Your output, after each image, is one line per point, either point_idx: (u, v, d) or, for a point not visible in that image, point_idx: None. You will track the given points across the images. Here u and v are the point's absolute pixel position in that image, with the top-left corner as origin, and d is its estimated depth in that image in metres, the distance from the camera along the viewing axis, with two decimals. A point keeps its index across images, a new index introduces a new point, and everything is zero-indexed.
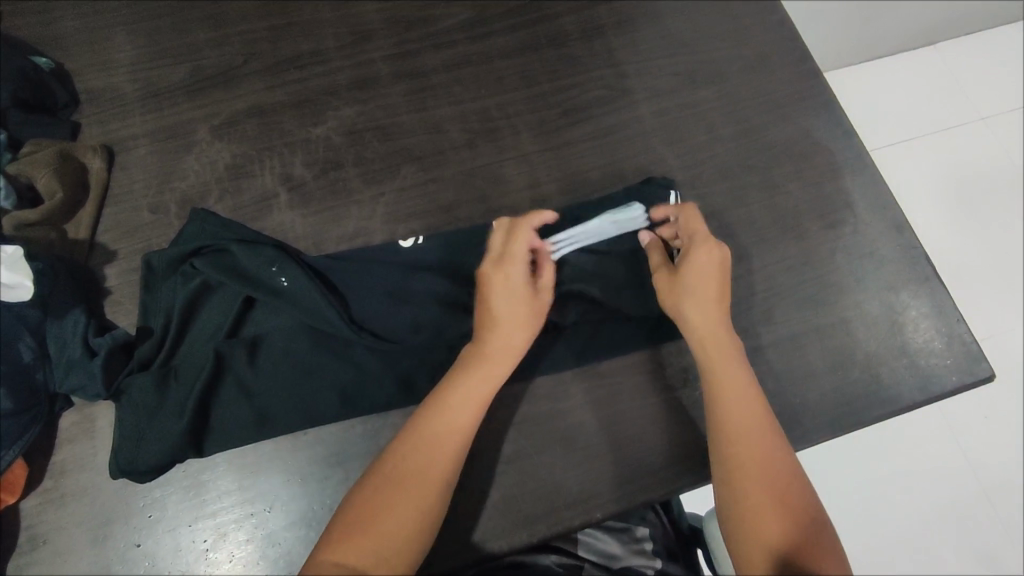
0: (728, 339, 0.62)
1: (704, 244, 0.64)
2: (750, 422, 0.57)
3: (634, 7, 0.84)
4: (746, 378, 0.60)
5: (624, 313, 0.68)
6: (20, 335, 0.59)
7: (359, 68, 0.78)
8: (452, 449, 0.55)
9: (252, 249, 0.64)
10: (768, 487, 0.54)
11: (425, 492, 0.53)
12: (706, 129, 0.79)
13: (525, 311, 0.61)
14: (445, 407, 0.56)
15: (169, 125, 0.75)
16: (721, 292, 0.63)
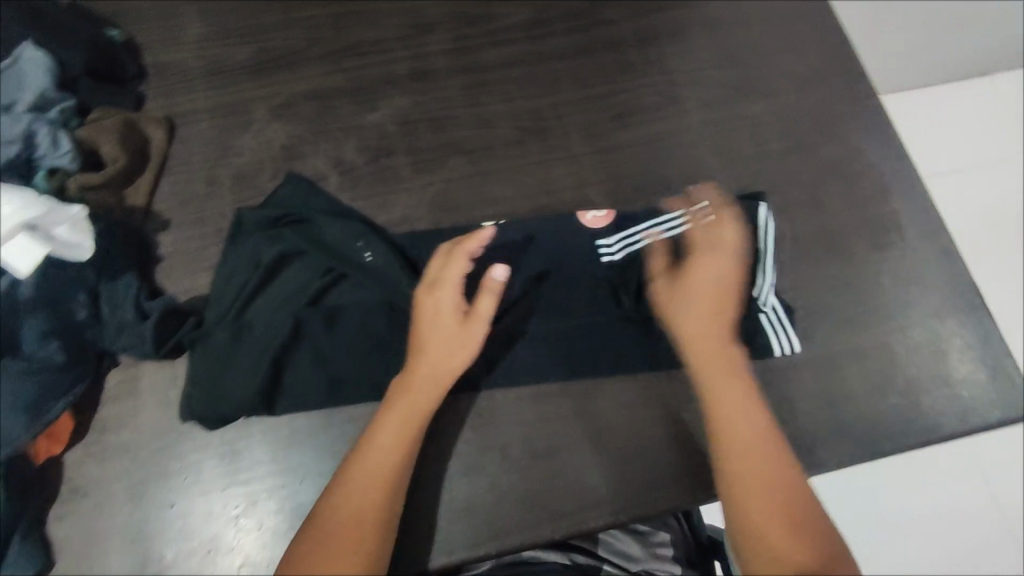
0: (721, 357, 0.64)
1: (703, 248, 0.69)
2: (754, 457, 0.59)
3: (692, 18, 0.84)
4: (743, 408, 0.61)
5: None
6: (75, 292, 0.61)
7: (417, 59, 0.80)
8: (385, 488, 0.56)
9: (341, 225, 0.68)
10: (773, 527, 0.56)
11: (370, 535, 0.54)
12: (756, 143, 0.78)
13: (453, 337, 0.61)
14: (370, 450, 0.58)
15: (229, 102, 0.77)
16: (718, 300, 0.67)
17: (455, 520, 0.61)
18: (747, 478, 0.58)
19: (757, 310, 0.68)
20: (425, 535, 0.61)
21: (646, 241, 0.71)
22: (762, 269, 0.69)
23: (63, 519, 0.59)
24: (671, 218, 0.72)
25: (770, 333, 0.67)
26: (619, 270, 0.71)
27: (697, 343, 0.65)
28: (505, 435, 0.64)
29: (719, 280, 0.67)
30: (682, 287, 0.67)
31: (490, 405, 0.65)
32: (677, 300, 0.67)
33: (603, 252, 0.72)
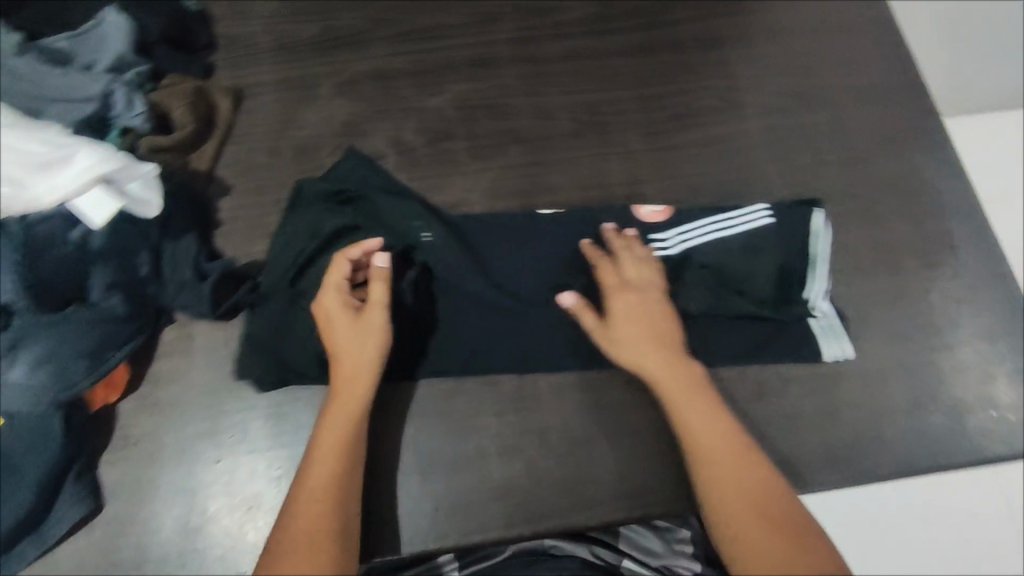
0: (681, 367, 0.61)
1: (614, 281, 0.65)
2: (728, 474, 0.56)
3: (755, 23, 0.84)
4: (709, 425, 0.58)
5: (744, 315, 0.67)
6: (139, 249, 0.62)
7: (479, 47, 0.81)
8: (327, 499, 0.54)
9: (397, 202, 0.69)
10: (764, 546, 0.52)
11: (324, 550, 0.52)
12: (812, 152, 0.78)
13: (356, 334, 0.60)
14: (310, 468, 0.56)
15: (296, 77, 0.78)
16: (660, 322, 0.63)
17: (491, 499, 0.62)
18: (726, 498, 0.55)
19: (808, 314, 0.68)
20: (461, 511, 0.62)
21: (702, 237, 0.69)
22: (814, 275, 0.68)
23: (116, 464, 0.61)
24: (728, 215, 0.69)
25: (820, 337, 0.67)
26: (672, 265, 0.68)
27: (655, 373, 0.61)
28: (545, 420, 0.65)
29: (654, 302, 0.64)
30: (623, 322, 0.63)
31: (533, 389, 0.66)
32: (626, 339, 0.62)
33: (655, 245, 0.69)
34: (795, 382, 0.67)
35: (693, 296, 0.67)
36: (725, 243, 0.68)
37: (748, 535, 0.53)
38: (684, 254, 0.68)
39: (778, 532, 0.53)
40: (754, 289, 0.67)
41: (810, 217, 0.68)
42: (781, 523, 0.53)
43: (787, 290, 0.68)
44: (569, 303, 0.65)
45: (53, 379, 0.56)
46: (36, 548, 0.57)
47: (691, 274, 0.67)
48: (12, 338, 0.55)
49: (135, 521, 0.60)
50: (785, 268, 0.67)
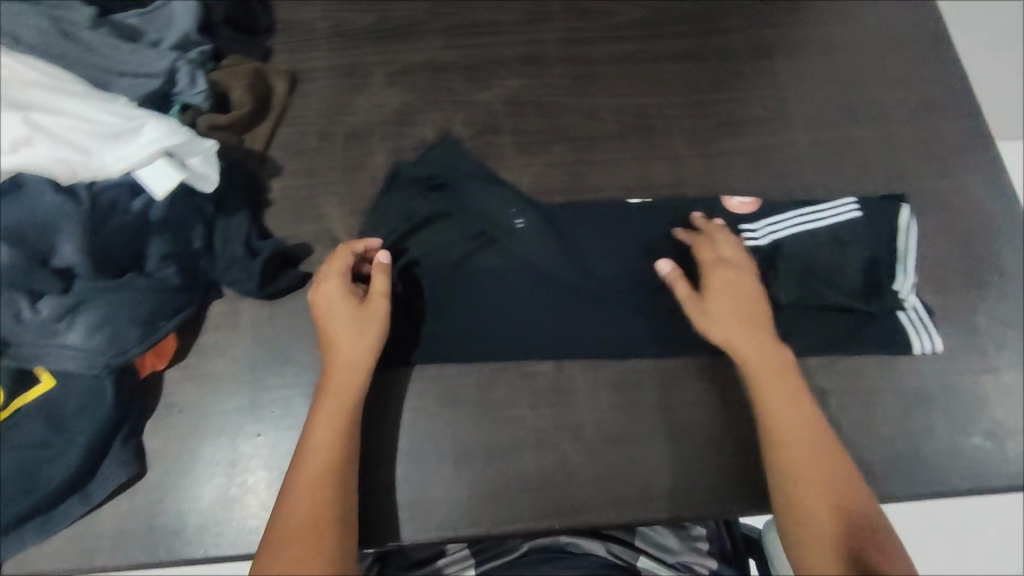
0: (771, 346, 0.62)
1: (713, 257, 0.66)
2: (812, 462, 0.56)
3: (806, 35, 0.84)
4: (796, 411, 0.59)
5: (833, 307, 0.68)
6: (194, 223, 0.64)
7: (531, 45, 0.81)
8: (325, 484, 0.55)
9: (486, 190, 0.71)
10: (840, 535, 0.53)
11: (324, 534, 0.52)
12: (859, 167, 0.78)
13: (356, 321, 0.61)
14: (304, 456, 0.56)
15: (349, 65, 0.80)
16: (753, 304, 0.64)
17: (524, 491, 0.63)
18: (807, 483, 0.56)
19: (898, 308, 0.69)
20: (494, 501, 0.63)
21: (791, 229, 0.71)
22: (904, 268, 0.68)
23: (159, 431, 0.63)
24: (815, 209, 0.72)
25: (910, 330, 0.68)
26: (764, 255, 0.70)
27: (744, 352, 0.62)
28: (581, 417, 0.65)
29: (750, 284, 0.65)
30: (717, 297, 0.64)
31: (569, 385, 0.66)
32: (719, 313, 0.63)
33: (745, 237, 0.71)
34: (832, 395, 0.67)
35: (783, 285, 0.68)
36: (811, 237, 0.70)
37: (825, 522, 0.54)
38: (772, 246, 0.70)
39: (853, 525, 0.53)
40: (843, 281, 0.68)
41: (899, 211, 0.70)
42: (857, 517, 0.54)
43: (876, 284, 0.68)
44: (665, 271, 0.66)
45: (107, 344, 0.57)
46: (79, 507, 0.58)
47: (783, 265, 0.68)
48: (73, 299, 0.56)
49: (175, 488, 0.61)
50: (874, 259, 0.68)
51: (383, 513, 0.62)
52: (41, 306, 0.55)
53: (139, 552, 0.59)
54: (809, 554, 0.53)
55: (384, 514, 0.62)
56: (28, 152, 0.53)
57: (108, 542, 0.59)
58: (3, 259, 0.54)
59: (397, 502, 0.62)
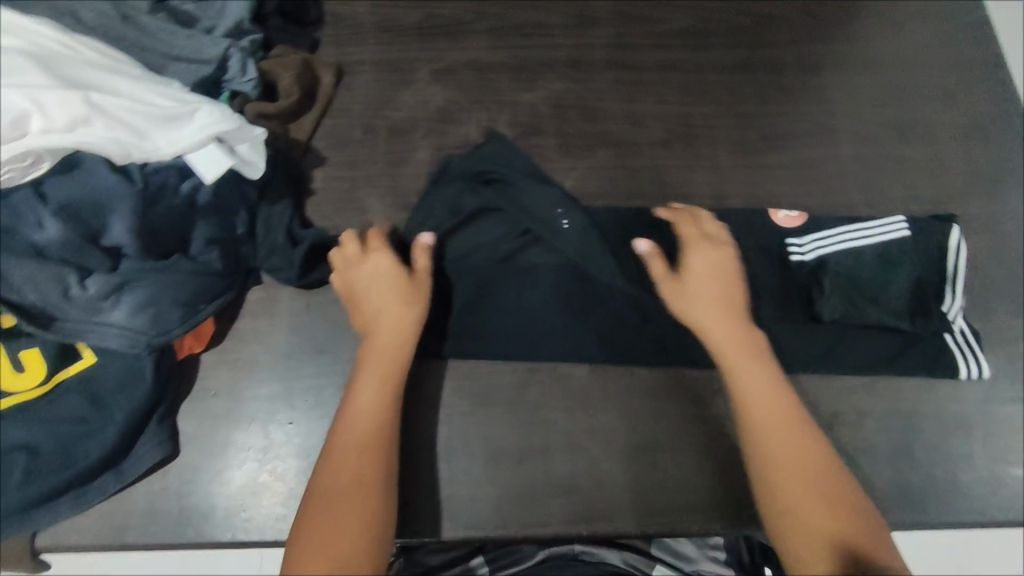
0: (744, 331, 0.62)
1: (693, 237, 0.67)
2: (787, 441, 0.56)
3: (857, 51, 0.82)
4: (772, 392, 0.58)
5: (878, 326, 0.67)
6: (238, 209, 0.64)
7: (577, 48, 0.81)
8: (373, 444, 0.56)
9: (537, 190, 0.70)
10: (819, 515, 0.51)
11: (370, 495, 0.53)
12: (906, 187, 0.76)
13: (404, 291, 0.63)
14: (348, 419, 0.57)
15: (396, 60, 0.80)
16: (728, 284, 0.65)
17: (554, 496, 0.63)
18: (785, 463, 0.55)
19: (946, 330, 0.67)
20: (523, 503, 0.62)
21: (840, 245, 0.69)
22: (952, 290, 0.67)
23: (195, 413, 0.63)
24: (866, 225, 0.70)
25: (957, 353, 0.67)
26: (809, 271, 0.69)
27: (717, 331, 0.62)
28: (613, 424, 0.65)
29: (729, 264, 0.66)
30: (692, 278, 0.64)
31: (602, 391, 0.66)
32: (694, 294, 0.64)
33: (792, 251, 0.70)
34: (869, 417, 0.66)
35: (831, 300, 0.67)
36: (858, 254, 0.69)
37: (805, 503, 0.52)
38: (819, 260, 0.69)
39: (834, 507, 0.52)
40: (890, 300, 0.67)
41: (947, 233, 0.69)
42: (839, 500, 0.52)
43: (925, 304, 0.67)
44: (644, 249, 0.67)
45: (150, 324, 0.57)
46: (113, 484, 0.59)
47: (830, 281, 0.68)
48: (120, 278, 0.57)
49: (207, 471, 0.62)
50: (924, 279, 0.67)
51: (411, 508, 0.62)
52: (89, 284, 0.56)
53: (170, 532, 0.60)
54: (792, 545, 0.51)
55: (412, 509, 0.62)
56: (84, 132, 0.54)
57: (140, 520, 0.60)
58: (56, 235, 0.55)
59: (426, 498, 0.62)
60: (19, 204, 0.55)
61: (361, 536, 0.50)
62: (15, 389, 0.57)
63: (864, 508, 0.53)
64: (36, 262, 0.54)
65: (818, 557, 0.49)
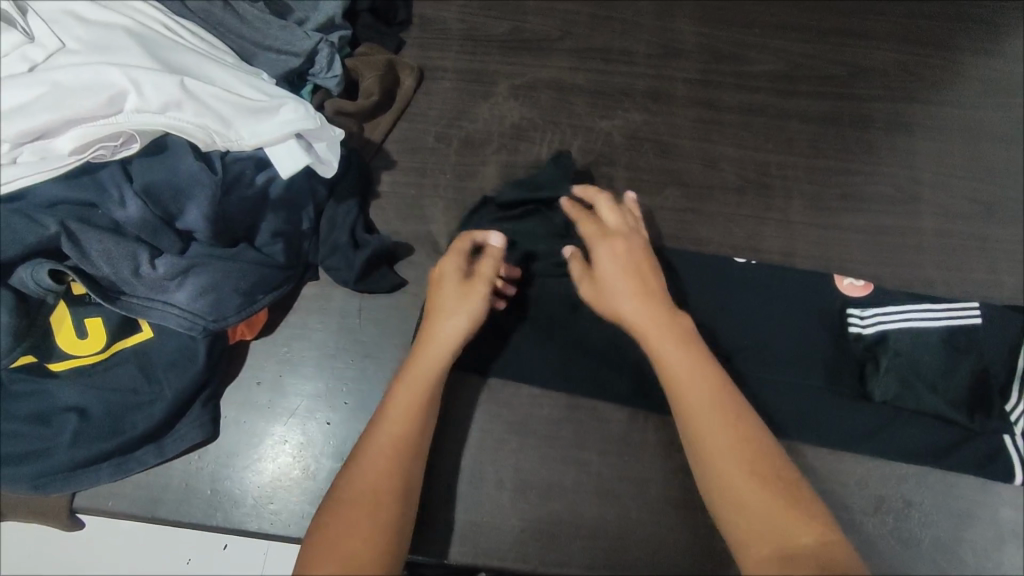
0: (670, 313, 0.57)
1: (592, 230, 0.64)
2: (708, 421, 0.51)
3: (953, 117, 0.78)
4: (687, 366, 0.54)
5: (932, 415, 0.64)
6: (307, 204, 0.65)
7: (659, 80, 0.79)
8: (400, 453, 0.53)
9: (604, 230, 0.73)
10: (748, 493, 0.48)
11: (390, 506, 0.51)
12: (989, 269, 0.73)
13: (461, 297, 0.60)
14: (381, 428, 0.55)
15: (477, 70, 0.80)
16: (640, 269, 0.60)
17: (578, 538, 0.62)
18: (715, 453, 0.50)
19: (1006, 430, 0.64)
20: (547, 541, 0.62)
21: (904, 322, 0.66)
22: (1019, 390, 0.64)
23: (236, 401, 0.65)
24: (929, 308, 0.66)
25: (1014, 454, 0.63)
26: (867, 345, 0.66)
27: (638, 315, 0.57)
28: (647, 474, 0.64)
29: (637, 248, 0.62)
30: (602, 269, 0.61)
31: (640, 438, 0.65)
32: (609, 286, 0.60)
33: (850, 322, 0.67)
34: (916, 508, 0.64)
35: (889, 382, 0.64)
36: (925, 337, 0.66)
37: (732, 481, 0.49)
38: (880, 334, 0.66)
39: (769, 487, 0.48)
40: (949, 388, 0.64)
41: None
42: (771, 476, 0.49)
43: (985, 401, 0.64)
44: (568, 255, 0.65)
45: (210, 309, 0.58)
46: (153, 458, 0.60)
47: (885, 358, 0.65)
48: (188, 262, 0.58)
49: (242, 459, 0.63)
50: (988, 371, 0.64)
51: (435, 527, 0.62)
52: (158, 264, 0.57)
53: (199, 512, 0.61)
54: (743, 549, 0.47)
55: (436, 528, 0.62)
56: (174, 115, 0.54)
57: (173, 495, 0.62)
58: (136, 215, 0.56)
59: (450, 520, 0.62)
60: (105, 179, 0.55)
61: (375, 547, 0.48)
62: (77, 353, 0.59)
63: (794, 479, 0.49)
64: (113, 238, 0.55)
65: (757, 547, 0.46)
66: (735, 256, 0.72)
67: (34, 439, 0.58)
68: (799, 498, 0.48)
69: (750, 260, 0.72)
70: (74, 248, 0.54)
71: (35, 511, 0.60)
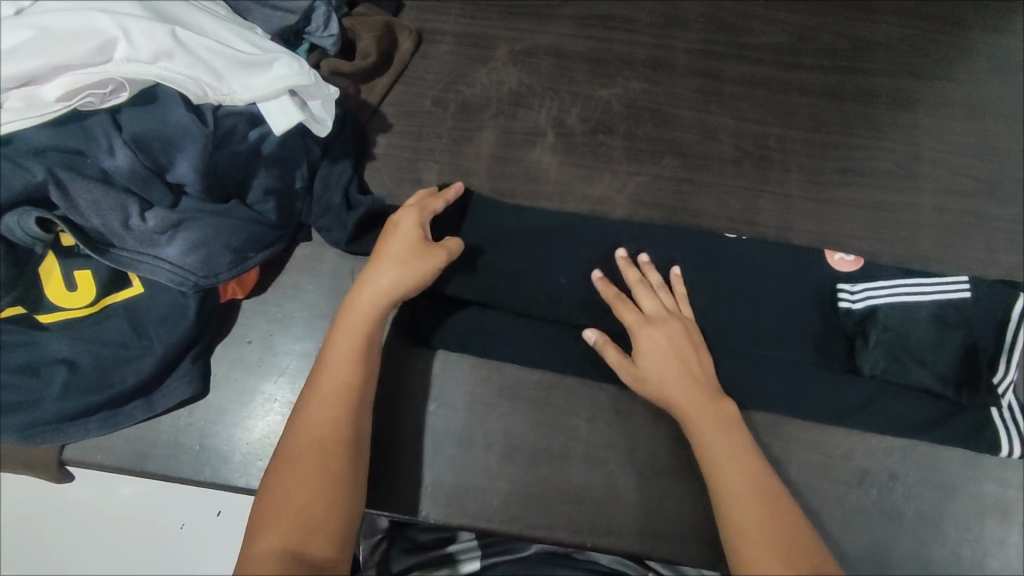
0: (703, 388, 0.59)
1: (635, 318, 0.62)
2: (733, 486, 0.54)
3: (957, 94, 0.77)
4: (726, 446, 0.56)
5: (922, 388, 0.65)
6: (299, 164, 0.64)
7: (661, 49, 0.78)
8: (340, 406, 0.54)
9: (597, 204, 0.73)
10: (762, 554, 0.50)
11: (334, 462, 0.52)
12: (985, 247, 0.72)
13: (403, 253, 0.60)
14: (320, 382, 0.55)
15: (476, 34, 0.78)
16: (681, 360, 0.60)
17: (564, 502, 0.62)
18: (732, 512, 0.53)
19: (994, 404, 0.64)
20: (532, 503, 0.62)
21: (893, 297, 0.66)
22: (1006, 362, 0.63)
23: (228, 358, 0.65)
24: (921, 282, 0.66)
25: (1001, 429, 0.64)
26: (856, 320, 0.66)
27: (676, 397, 0.59)
28: (636, 440, 0.64)
29: (680, 335, 0.61)
30: (647, 359, 0.60)
31: (629, 405, 0.65)
32: (652, 375, 0.60)
33: (841, 297, 0.67)
34: (901, 482, 0.64)
35: (878, 360, 0.65)
36: (914, 311, 0.65)
37: (753, 556, 0.50)
38: (869, 309, 0.66)
39: (780, 550, 0.50)
40: (938, 362, 0.64)
41: (1014, 300, 0.64)
42: (786, 535, 0.51)
43: (975, 374, 0.64)
44: (591, 339, 0.63)
45: (200, 264, 0.58)
46: (142, 412, 0.60)
47: (874, 333, 0.65)
48: (179, 216, 0.57)
49: (231, 417, 0.63)
50: (977, 345, 0.64)
51: (423, 487, 0.63)
52: (148, 217, 0.56)
53: (187, 467, 0.62)
54: None
55: (425, 489, 0.63)
56: (166, 65, 0.53)
57: (162, 450, 0.62)
58: (125, 164, 0.55)
59: (437, 482, 0.63)
60: (94, 129, 0.55)
61: (320, 504, 0.50)
62: (68, 306, 0.59)
63: (818, 551, 0.51)
64: (102, 188, 0.55)
65: None
66: (729, 231, 0.72)
67: (24, 389, 0.58)
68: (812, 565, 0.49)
69: (741, 237, 0.71)
70: (62, 197, 0.53)
71: (24, 463, 0.61)
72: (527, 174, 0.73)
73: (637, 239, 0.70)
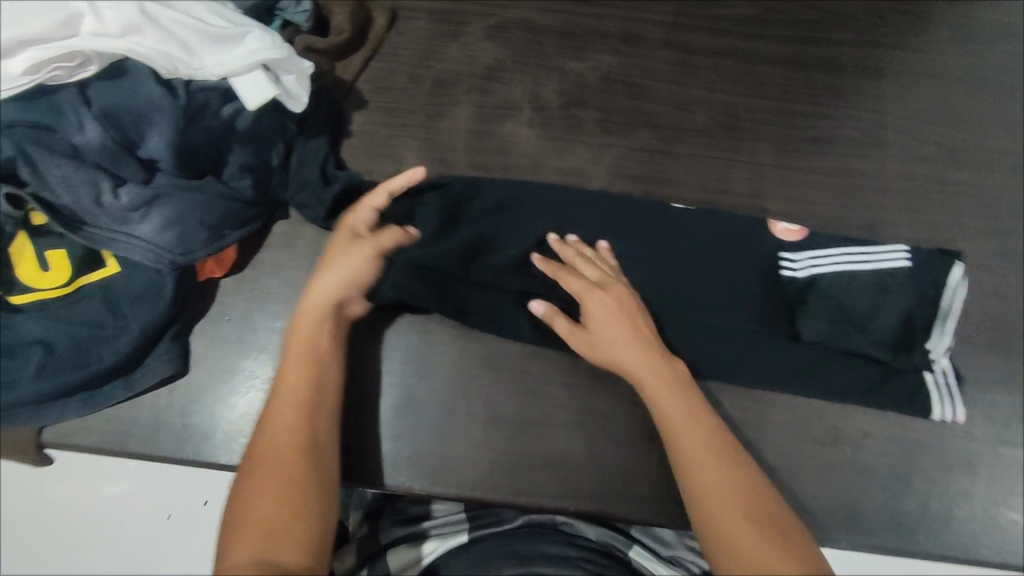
0: (671, 368, 0.59)
1: (582, 285, 0.63)
2: (696, 455, 0.54)
3: (921, 62, 0.79)
4: (689, 417, 0.56)
5: (862, 355, 0.66)
6: (275, 140, 0.63)
7: (632, 22, 0.79)
8: (295, 411, 0.55)
9: (573, 177, 0.73)
10: (728, 518, 0.51)
11: (300, 465, 0.52)
12: (951, 212, 0.74)
13: (348, 257, 0.61)
14: (278, 392, 0.56)
15: (447, 9, 0.78)
16: (638, 330, 0.61)
17: (546, 468, 0.63)
18: (697, 479, 0.53)
19: (926, 368, 0.66)
20: (515, 471, 0.63)
21: (834, 266, 0.67)
22: (941, 327, 0.65)
23: (207, 337, 0.64)
24: (868, 249, 0.68)
25: (934, 393, 0.66)
26: (798, 289, 0.67)
27: (644, 375, 0.59)
28: (616, 407, 0.65)
29: (626, 298, 0.63)
30: (603, 325, 0.61)
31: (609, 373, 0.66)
32: (617, 346, 0.60)
33: (784, 267, 0.68)
34: (872, 439, 0.66)
35: (816, 329, 0.65)
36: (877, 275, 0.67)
37: (721, 520, 0.51)
38: (827, 275, 0.67)
39: (746, 512, 0.51)
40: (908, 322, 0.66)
41: (950, 269, 0.66)
42: (752, 498, 0.52)
43: (911, 340, 0.65)
44: (541, 311, 0.63)
45: (175, 242, 0.57)
46: (121, 392, 0.60)
47: (818, 302, 0.66)
48: (153, 192, 0.57)
49: (213, 394, 0.63)
50: (914, 316, 0.65)
51: (407, 458, 0.63)
52: (121, 194, 0.56)
53: (169, 445, 0.61)
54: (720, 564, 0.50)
55: (410, 460, 0.63)
56: (135, 40, 0.54)
57: (143, 429, 0.62)
58: (95, 139, 0.56)
59: (421, 454, 0.63)
60: (62, 103, 0.55)
61: (290, 508, 0.50)
62: (43, 286, 0.59)
63: (780, 505, 0.53)
64: (72, 163, 0.55)
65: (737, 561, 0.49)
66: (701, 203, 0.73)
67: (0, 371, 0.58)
68: (779, 523, 0.51)
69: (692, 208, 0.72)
70: (31, 171, 0.54)
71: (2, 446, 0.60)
72: (502, 147, 0.74)
73: (613, 211, 0.70)
